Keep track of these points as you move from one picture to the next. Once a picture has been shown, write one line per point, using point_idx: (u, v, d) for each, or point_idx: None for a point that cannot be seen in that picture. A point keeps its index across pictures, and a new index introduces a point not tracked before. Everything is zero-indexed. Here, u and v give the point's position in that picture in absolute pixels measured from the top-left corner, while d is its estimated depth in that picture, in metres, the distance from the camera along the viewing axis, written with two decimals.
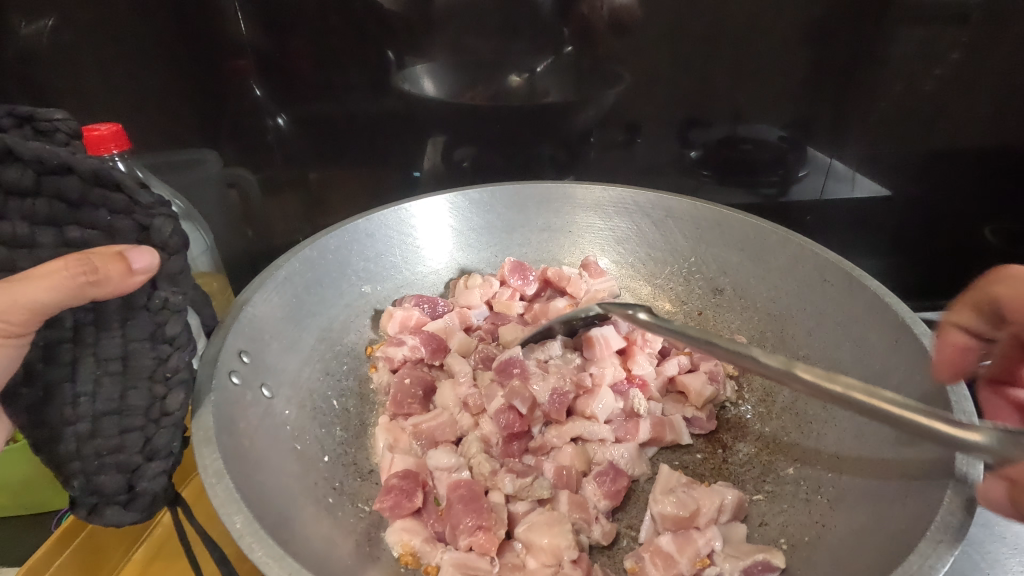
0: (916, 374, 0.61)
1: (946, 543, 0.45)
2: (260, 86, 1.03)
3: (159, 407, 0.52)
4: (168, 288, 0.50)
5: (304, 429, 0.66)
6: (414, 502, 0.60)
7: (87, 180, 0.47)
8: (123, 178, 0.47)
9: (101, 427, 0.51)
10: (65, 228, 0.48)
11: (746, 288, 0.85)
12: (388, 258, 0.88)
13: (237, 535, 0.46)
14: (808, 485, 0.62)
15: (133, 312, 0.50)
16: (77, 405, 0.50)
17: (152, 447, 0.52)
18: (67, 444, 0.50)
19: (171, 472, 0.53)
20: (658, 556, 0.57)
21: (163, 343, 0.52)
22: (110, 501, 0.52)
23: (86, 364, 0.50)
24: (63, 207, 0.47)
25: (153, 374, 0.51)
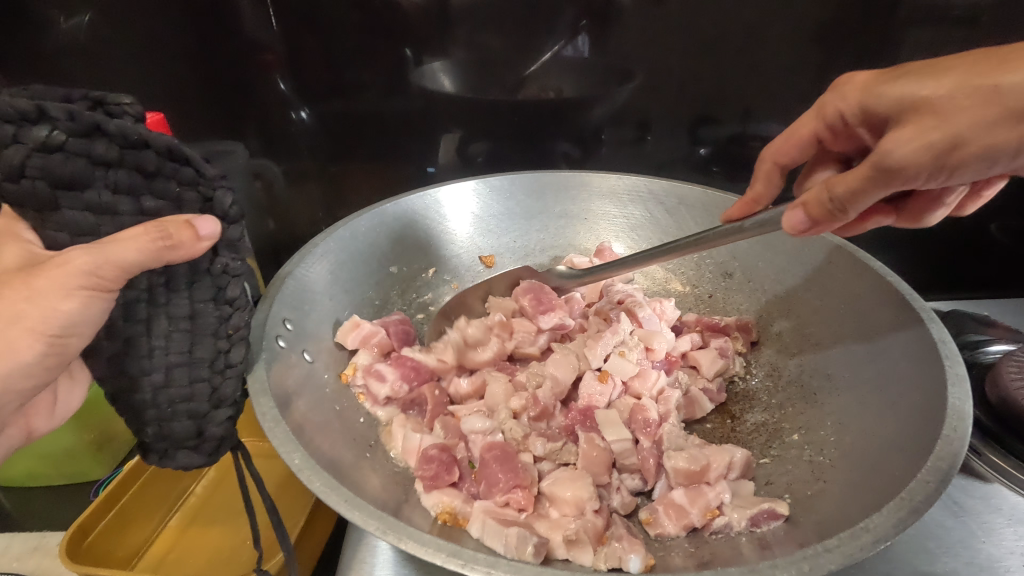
0: (915, 344, 0.65)
1: (933, 483, 0.50)
2: (285, 80, 1.06)
3: (223, 359, 0.57)
4: (228, 255, 0.55)
5: (340, 392, 0.72)
6: (452, 473, 0.64)
7: (162, 155, 0.52)
8: (192, 154, 0.53)
9: (174, 378, 0.56)
10: (141, 198, 0.53)
11: (754, 271, 0.88)
12: (413, 241, 0.93)
13: (296, 468, 0.51)
14: (812, 448, 0.67)
15: (198, 277, 0.55)
16: (153, 356, 0.55)
17: (218, 396, 0.57)
18: (144, 393, 0.55)
19: (236, 418, 0.59)
20: (671, 508, 0.62)
21: (225, 304, 0.57)
22: (179, 446, 0.58)
23: (159, 321, 0.55)
24: (141, 179, 0.52)
25: (217, 331, 0.57)
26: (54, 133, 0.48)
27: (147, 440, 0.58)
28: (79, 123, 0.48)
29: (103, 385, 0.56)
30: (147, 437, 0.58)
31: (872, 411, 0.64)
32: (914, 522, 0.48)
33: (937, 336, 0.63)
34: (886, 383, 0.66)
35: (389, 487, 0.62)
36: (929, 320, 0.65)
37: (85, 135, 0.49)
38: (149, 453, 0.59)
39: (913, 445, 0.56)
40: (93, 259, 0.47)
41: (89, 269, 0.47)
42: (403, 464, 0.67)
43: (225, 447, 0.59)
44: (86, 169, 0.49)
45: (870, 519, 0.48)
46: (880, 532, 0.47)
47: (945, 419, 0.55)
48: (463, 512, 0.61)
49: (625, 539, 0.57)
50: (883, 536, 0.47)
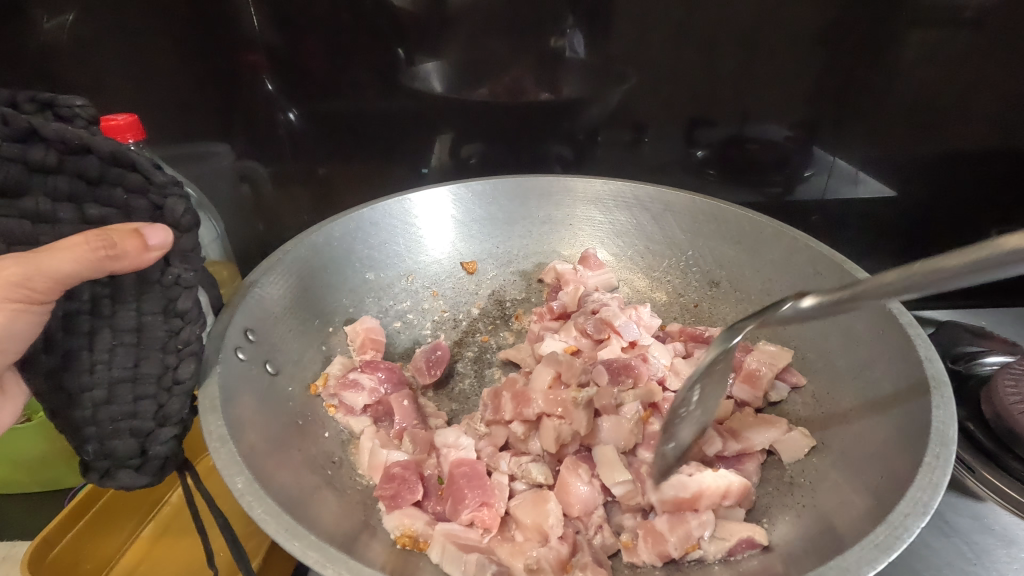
0: (901, 360, 0.62)
1: (912, 516, 0.48)
2: (271, 81, 1.05)
3: (171, 375, 0.55)
4: (181, 265, 0.53)
5: (306, 405, 0.70)
6: (416, 494, 0.62)
7: (106, 160, 0.49)
8: (138, 158, 0.50)
9: (116, 394, 0.54)
10: (85, 206, 0.51)
11: (741, 281, 0.86)
12: (391, 247, 0.90)
13: (239, 493, 0.49)
14: (793, 469, 0.64)
15: (148, 287, 0.53)
16: (94, 371, 0.53)
17: (164, 413, 0.55)
18: (84, 409, 0.54)
19: (181, 437, 0.57)
20: (650, 535, 0.59)
21: (175, 317, 0.55)
22: (122, 465, 0.56)
23: (103, 334, 0.53)
24: (83, 186, 0.50)
25: (166, 345, 0.55)
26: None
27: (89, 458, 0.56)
28: (14, 128, 0.46)
29: (42, 400, 0.54)
30: (88, 455, 0.56)
31: (857, 431, 0.62)
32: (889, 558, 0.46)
33: (924, 352, 0.60)
34: (870, 402, 0.63)
35: (348, 507, 0.60)
36: (915, 335, 0.62)
37: (22, 140, 0.47)
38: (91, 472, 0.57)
39: (896, 472, 0.54)
40: (25, 269, 0.45)
41: (19, 280, 0.46)
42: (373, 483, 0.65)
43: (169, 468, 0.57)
44: (22, 176, 0.48)
45: (842, 555, 0.46)
46: (850, 567, 0.44)
47: (928, 445, 0.53)
48: (424, 536, 0.58)
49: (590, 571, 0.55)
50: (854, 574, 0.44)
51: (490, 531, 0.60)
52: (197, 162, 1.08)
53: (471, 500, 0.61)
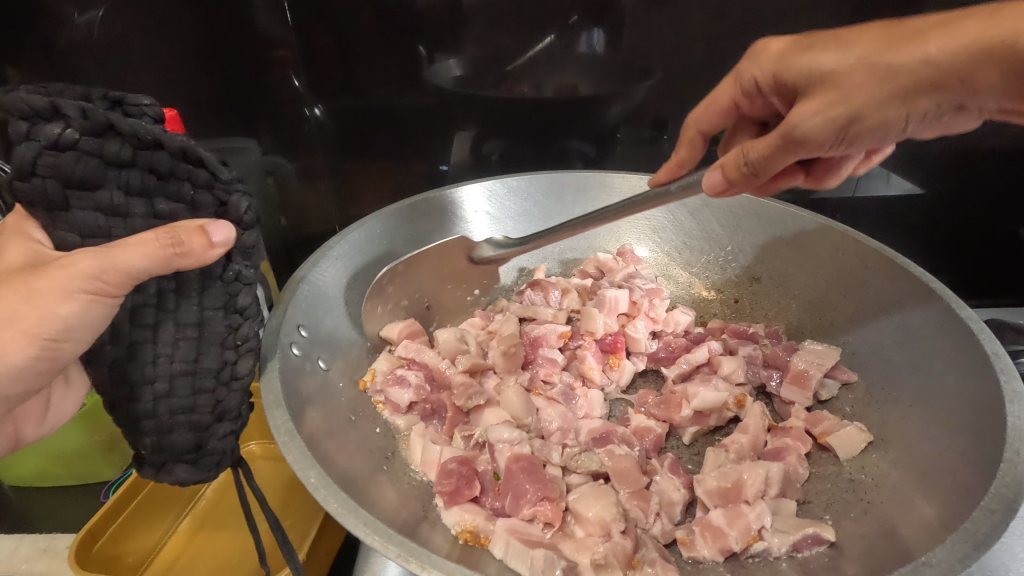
0: (963, 356, 0.61)
1: (998, 512, 0.47)
2: (299, 78, 1.06)
3: (230, 370, 0.55)
4: (242, 261, 0.53)
5: (356, 401, 0.69)
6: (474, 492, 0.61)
7: (176, 156, 0.49)
8: (206, 155, 0.50)
9: (176, 387, 0.54)
10: (154, 200, 0.51)
11: (783, 276, 0.85)
12: (429, 242, 0.90)
13: (312, 487, 0.48)
14: (851, 465, 0.63)
15: (211, 281, 0.53)
16: (156, 364, 0.53)
17: (223, 408, 0.55)
18: (145, 402, 0.53)
19: (238, 433, 0.57)
20: (708, 530, 0.58)
21: (234, 312, 0.55)
22: (178, 460, 0.56)
23: (166, 326, 0.53)
24: (153, 180, 0.50)
25: (225, 340, 0.55)
26: (67, 131, 0.45)
27: (143, 453, 0.56)
28: (93, 121, 0.46)
29: (101, 393, 0.54)
30: (144, 449, 0.55)
31: (921, 429, 0.61)
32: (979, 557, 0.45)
33: (989, 348, 0.59)
34: (931, 400, 0.62)
35: (407, 501, 0.60)
36: (978, 331, 0.61)
37: (99, 134, 0.47)
38: (144, 466, 0.56)
39: (970, 470, 0.53)
40: (99, 261, 0.45)
41: (94, 272, 0.46)
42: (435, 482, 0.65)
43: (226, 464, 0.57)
44: (98, 169, 0.47)
45: (932, 553, 0.45)
46: (943, 567, 0.44)
47: (1006, 441, 0.52)
48: (484, 532, 0.58)
49: (659, 567, 0.55)
50: (947, 571, 0.44)
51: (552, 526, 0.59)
52: None
53: (531, 495, 0.60)
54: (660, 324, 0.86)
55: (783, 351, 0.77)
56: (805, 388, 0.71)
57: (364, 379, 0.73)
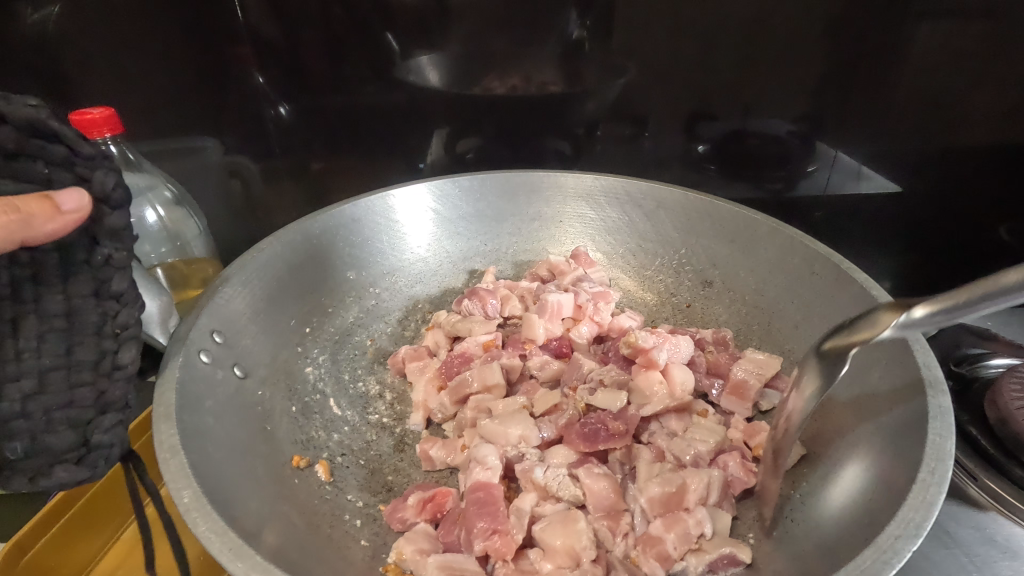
0: (896, 368, 0.59)
1: (903, 539, 0.44)
2: (261, 73, 1.01)
3: (110, 360, 0.55)
4: (110, 244, 0.53)
5: (276, 410, 0.67)
6: (424, 520, 0.60)
7: (22, 130, 0.48)
8: (62, 129, 0.48)
9: (47, 383, 0.53)
10: (1, 183, 0.48)
11: (735, 280, 0.82)
12: (373, 244, 0.88)
13: (183, 509, 0.46)
14: (782, 480, 0.61)
15: (75, 267, 0.53)
16: (21, 360, 0.52)
17: (105, 399, 0.55)
18: (11, 401, 0.51)
19: (127, 423, 0.56)
20: (648, 545, 0.56)
21: (109, 300, 0.54)
22: (56, 464, 0.53)
23: (30, 320, 0.52)
24: (1, 159, 0.49)
25: (101, 329, 0.54)
26: None
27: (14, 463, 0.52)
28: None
29: None
30: (13, 455, 0.52)
31: (851, 442, 0.59)
32: None
33: (922, 362, 0.57)
34: (864, 413, 0.60)
35: (312, 523, 0.57)
36: (913, 341, 0.59)
37: None
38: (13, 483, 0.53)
39: (889, 489, 0.51)
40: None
41: None
42: (351, 497, 0.63)
43: (114, 458, 0.55)
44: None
45: None
46: None
47: (924, 461, 0.49)
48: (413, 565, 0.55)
49: None
50: None
51: (504, 561, 0.55)
52: (181, 159, 1.05)
53: (481, 529, 0.56)
54: (605, 328, 0.84)
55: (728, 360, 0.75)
56: (744, 399, 0.69)
57: (291, 388, 0.71)
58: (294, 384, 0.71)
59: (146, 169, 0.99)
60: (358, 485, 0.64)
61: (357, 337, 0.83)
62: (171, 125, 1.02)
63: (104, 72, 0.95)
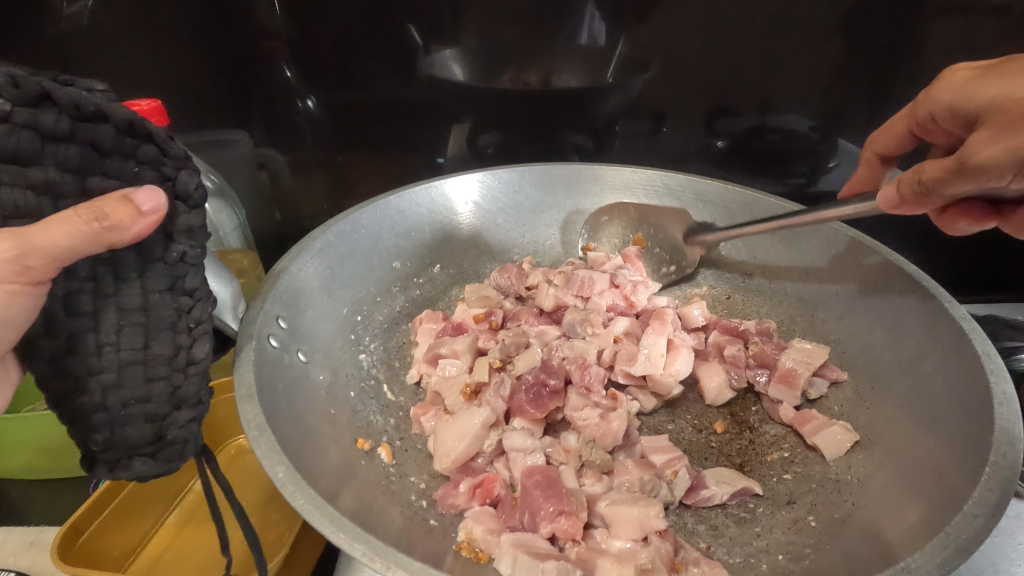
0: (953, 357, 0.61)
1: (984, 519, 0.46)
2: (291, 69, 1.02)
3: (185, 356, 0.56)
4: (186, 241, 0.54)
5: (337, 394, 0.69)
6: (476, 505, 0.60)
7: (121, 130, 0.49)
8: (156, 131, 0.50)
9: (126, 377, 0.54)
10: (87, 177, 0.49)
11: (776, 271, 0.83)
12: (417, 234, 0.89)
13: (280, 483, 0.48)
14: (837, 465, 0.62)
15: (152, 264, 0.53)
16: (102, 354, 0.53)
17: (181, 394, 0.57)
18: (92, 393, 0.54)
19: (200, 420, 0.59)
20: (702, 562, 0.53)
21: (183, 295, 0.56)
22: (135, 453, 0.57)
23: (108, 314, 0.53)
24: (94, 155, 0.49)
25: (176, 325, 0.56)
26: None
27: (95, 449, 0.56)
28: (24, 92, 0.45)
29: (42, 387, 0.54)
30: (96, 447, 0.56)
31: (909, 429, 0.60)
32: (959, 562, 0.44)
33: (980, 348, 0.58)
34: (922, 401, 0.61)
35: (381, 500, 0.59)
36: (970, 329, 0.60)
37: (33, 105, 0.46)
38: (97, 465, 0.57)
39: (956, 471, 0.52)
40: (18, 246, 0.45)
41: (15, 258, 0.45)
42: (415, 479, 0.64)
43: (187, 452, 0.58)
44: (34, 144, 0.46)
45: (912, 558, 0.44)
46: (921, 572, 0.43)
47: (992, 442, 0.51)
48: (484, 545, 0.55)
49: (704, 564, 0.52)
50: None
51: (574, 541, 0.55)
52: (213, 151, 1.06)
53: (548, 511, 0.56)
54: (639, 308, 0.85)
55: (774, 349, 0.74)
56: (793, 387, 0.69)
57: (349, 372, 0.72)
58: (351, 369, 0.73)
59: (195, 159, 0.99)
60: (418, 467, 0.66)
61: (404, 326, 0.84)
62: (201, 117, 1.03)
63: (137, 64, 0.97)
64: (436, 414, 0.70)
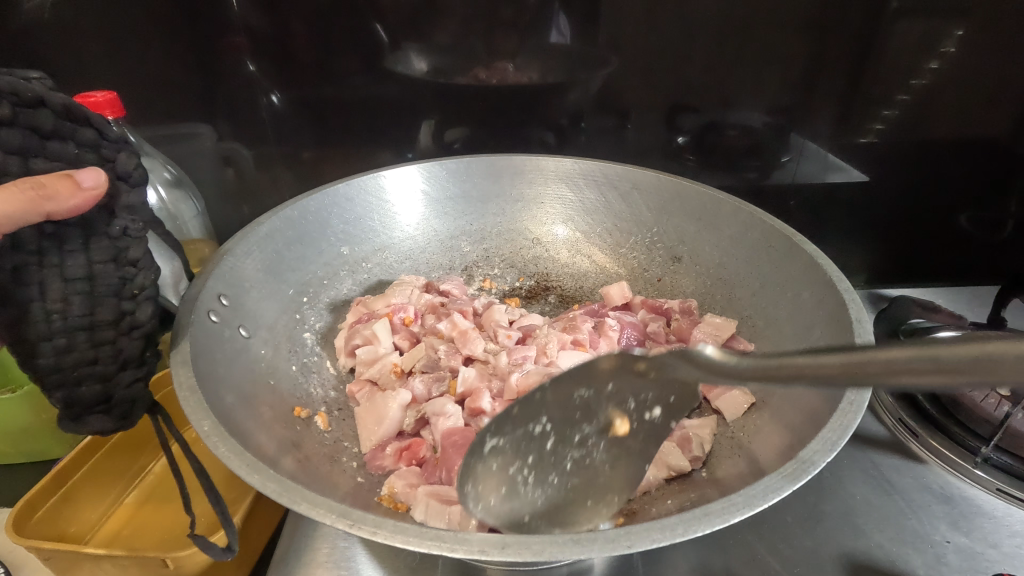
0: (835, 324, 0.66)
1: (822, 452, 0.50)
2: (253, 62, 1.04)
3: (129, 319, 0.60)
4: (127, 217, 0.58)
5: (277, 367, 0.73)
6: (402, 465, 0.67)
7: (59, 114, 0.54)
8: (91, 115, 0.56)
9: (74, 342, 0.58)
10: (31, 158, 0.53)
11: (702, 255, 0.89)
12: (367, 221, 0.93)
13: (204, 434, 0.52)
14: (734, 425, 0.68)
15: (93, 237, 0.57)
16: (50, 321, 0.56)
17: (126, 355, 0.61)
18: (45, 357, 0.57)
19: (145, 380, 0.63)
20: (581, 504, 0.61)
21: (127, 265, 0.60)
22: (89, 411, 0.60)
23: (53, 284, 0.56)
24: (35, 139, 0.53)
25: (120, 292, 0.60)
26: None
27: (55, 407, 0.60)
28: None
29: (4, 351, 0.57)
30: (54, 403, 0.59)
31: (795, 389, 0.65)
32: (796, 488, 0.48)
33: (855, 315, 0.64)
34: None
35: (316, 462, 0.64)
36: (849, 299, 0.66)
37: None
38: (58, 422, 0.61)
39: (815, 418, 0.57)
40: None
41: None
42: (348, 444, 0.69)
43: (136, 410, 0.62)
44: None
45: (752, 486, 0.48)
46: (755, 494, 0.47)
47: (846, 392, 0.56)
48: (403, 497, 0.62)
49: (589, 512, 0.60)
50: (758, 496, 0.47)
51: None
52: (178, 143, 1.09)
53: (460, 466, 0.63)
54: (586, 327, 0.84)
55: (689, 326, 0.82)
56: None
57: (295, 348, 0.78)
58: (295, 345, 0.78)
59: (148, 153, 1.04)
60: (354, 436, 0.71)
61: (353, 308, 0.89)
62: (165, 110, 1.06)
63: (101, 58, 0.99)
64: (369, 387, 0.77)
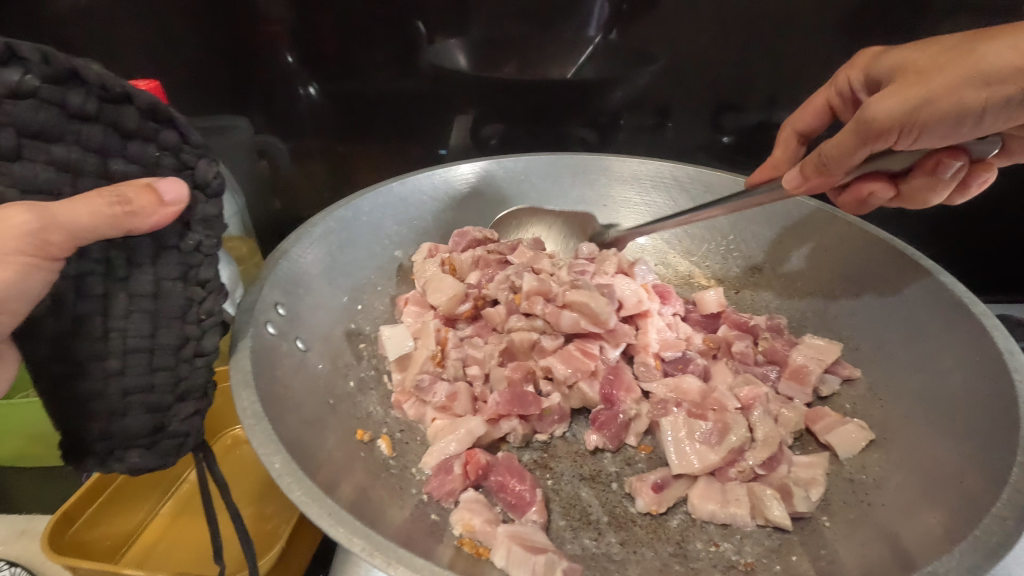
0: (973, 355, 0.59)
1: (1011, 521, 0.45)
2: (291, 52, 0.97)
3: (193, 346, 0.54)
4: (202, 231, 0.52)
5: (335, 384, 0.67)
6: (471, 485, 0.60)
7: (144, 112, 0.47)
8: (177, 115, 0.49)
9: (129, 366, 0.52)
10: (109, 159, 0.47)
11: (787, 265, 0.81)
12: (419, 223, 0.87)
13: (276, 474, 0.47)
14: (852, 465, 0.61)
15: (165, 251, 0.51)
16: (108, 339, 0.51)
17: (185, 386, 0.55)
18: (93, 380, 0.51)
19: (202, 414, 0.57)
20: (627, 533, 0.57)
21: (195, 285, 0.54)
22: (132, 444, 0.55)
23: (118, 299, 0.50)
24: (115, 139, 0.47)
25: (186, 315, 0.53)
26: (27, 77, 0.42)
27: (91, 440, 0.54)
28: (56, 69, 0.43)
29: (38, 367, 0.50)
30: (91, 436, 0.53)
31: (929, 428, 0.59)
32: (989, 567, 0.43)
33: (1004, 346, 0.57)
34: (942, 397, 0.60)
35: (385, 493, 0.58)
36: (991, 327, 0.60)
37: (60, 82, 0.44)
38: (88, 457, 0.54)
39: (976, 465, 0.52)
40: (40, 219, 0.42)
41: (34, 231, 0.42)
42: (416, 470, 0.63)
43: (187, 445, 0.57)
44: (59, 121, 0.44)
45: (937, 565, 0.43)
46: None
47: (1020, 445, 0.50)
48: (484, 540, 0.54)
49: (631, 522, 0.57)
50: None
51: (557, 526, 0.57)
52: None
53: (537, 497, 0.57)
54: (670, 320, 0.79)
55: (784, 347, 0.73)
56: (804, 384, 0.68)
57: (350, 361, 0.71)
58: (351, 358, 0.71)
59: None
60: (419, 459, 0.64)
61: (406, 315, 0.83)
62: (200, 102, 1.00)
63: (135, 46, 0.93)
64: (420, 403, 0.69)
